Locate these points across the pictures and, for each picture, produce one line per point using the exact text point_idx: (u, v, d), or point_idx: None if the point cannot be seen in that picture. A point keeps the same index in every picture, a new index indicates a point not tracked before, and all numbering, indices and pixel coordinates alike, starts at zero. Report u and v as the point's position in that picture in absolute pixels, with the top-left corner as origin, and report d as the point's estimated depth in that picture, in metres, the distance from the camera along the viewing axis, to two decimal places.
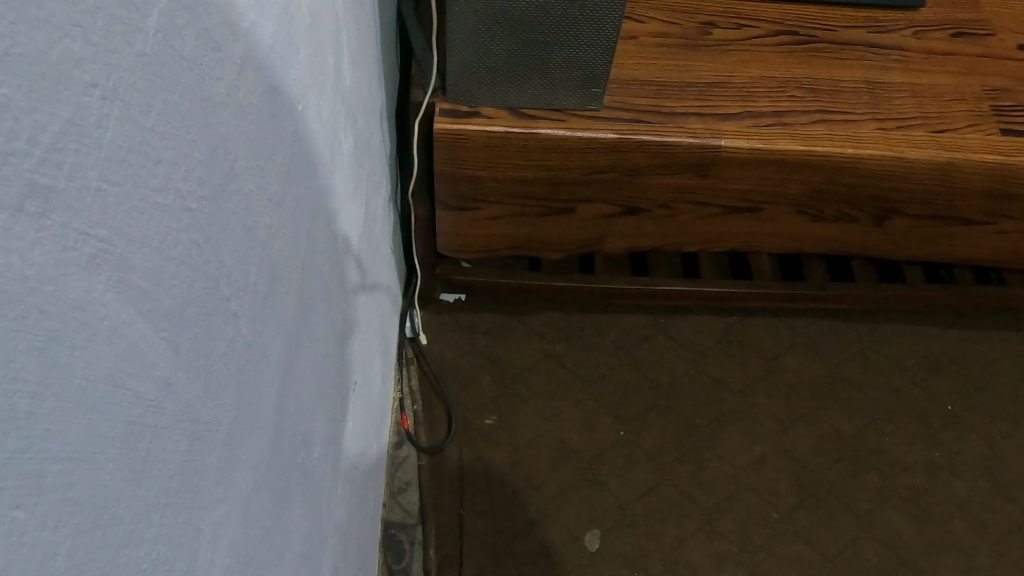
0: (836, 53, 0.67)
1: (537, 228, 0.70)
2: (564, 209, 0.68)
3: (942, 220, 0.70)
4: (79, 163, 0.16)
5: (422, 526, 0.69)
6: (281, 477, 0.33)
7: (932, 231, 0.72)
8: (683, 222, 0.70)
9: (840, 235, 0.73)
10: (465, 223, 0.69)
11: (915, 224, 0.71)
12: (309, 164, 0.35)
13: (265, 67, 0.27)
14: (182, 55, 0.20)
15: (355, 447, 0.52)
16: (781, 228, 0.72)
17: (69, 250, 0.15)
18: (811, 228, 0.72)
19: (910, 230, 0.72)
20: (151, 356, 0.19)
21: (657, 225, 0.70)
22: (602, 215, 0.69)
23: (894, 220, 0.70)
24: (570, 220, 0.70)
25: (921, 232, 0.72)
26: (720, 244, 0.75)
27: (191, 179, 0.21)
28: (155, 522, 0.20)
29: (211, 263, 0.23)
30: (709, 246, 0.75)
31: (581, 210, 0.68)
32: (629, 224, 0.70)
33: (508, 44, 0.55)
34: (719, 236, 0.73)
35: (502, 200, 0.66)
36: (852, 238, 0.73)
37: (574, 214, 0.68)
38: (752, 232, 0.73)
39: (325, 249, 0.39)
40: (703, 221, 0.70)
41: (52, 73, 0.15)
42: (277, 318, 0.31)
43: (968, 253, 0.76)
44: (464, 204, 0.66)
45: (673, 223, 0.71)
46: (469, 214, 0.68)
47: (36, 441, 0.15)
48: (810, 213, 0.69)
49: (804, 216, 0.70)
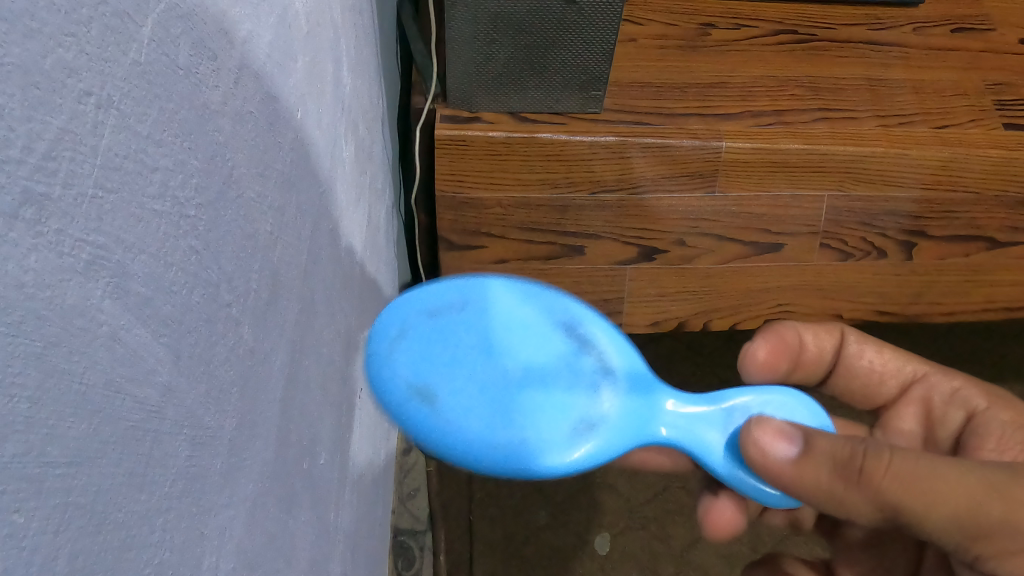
0: (835, 51, 0.67)
1: (548, 277, 0.68)
2: (574, 249, 0.66)
3: (970, 241, 0.68)
4: (73, 171, 0.16)
5: (433, 533, 0.73)
6: (286, 483, 0.33)
7: (963, 263, 0.69)
8: (702, 275, 0.69)
9: (872, 283, 0.70)
10: (472, 267, 0.67)
11: (944, 252, 0.68)
12: (312, 174, 0.35)
13: (262, 76, 0.28)
14: (177, 64, 0.20)
15: (363, 453, 0.52)
16: (810, 280, 0.70)
17: (65, 256, 0.16)
18: (840, 272, 0.69)
19: (940, 264, 0.69)
20: (152, 362, 0.20)
21: (677, 277, 0.69)
22: (615, 260, 0.67)
23: (923, 248, 0.68)
24: (581, 267, 0.67)
25: (952, 265, 0.69)
26: (748, 311, 0.72)
27: (188, 189, 0.21)
28: (158, 527, 0.20)
29: (211, 271, 0.23)
30: (738, 317, 0.72)
31: (592, 252, 0.66)
32: (649, 274, 0.68)
33: (508, 49, 0.55)
34: (745, 296, 0.71)
35: (508, 233, 0.65)
36: (884, 284, 0.70)
37: (585, 255, 0.67)
38: (779, 291, 0.70)
39: (329, 258, 0.40)
40: (724, 273, 0.68)
41: (45, 81, 0.15)
42: (281, 326, 0.31)
43: (1011, 302, 0.73)
44: (467, 238, 0.65)
45: (693, 275, 0.69)
46: (474, 255, 0.66)
47: (35, 445, 0.15)
48: (835, 249, 0.67)
49: (832, 257, 0.68)
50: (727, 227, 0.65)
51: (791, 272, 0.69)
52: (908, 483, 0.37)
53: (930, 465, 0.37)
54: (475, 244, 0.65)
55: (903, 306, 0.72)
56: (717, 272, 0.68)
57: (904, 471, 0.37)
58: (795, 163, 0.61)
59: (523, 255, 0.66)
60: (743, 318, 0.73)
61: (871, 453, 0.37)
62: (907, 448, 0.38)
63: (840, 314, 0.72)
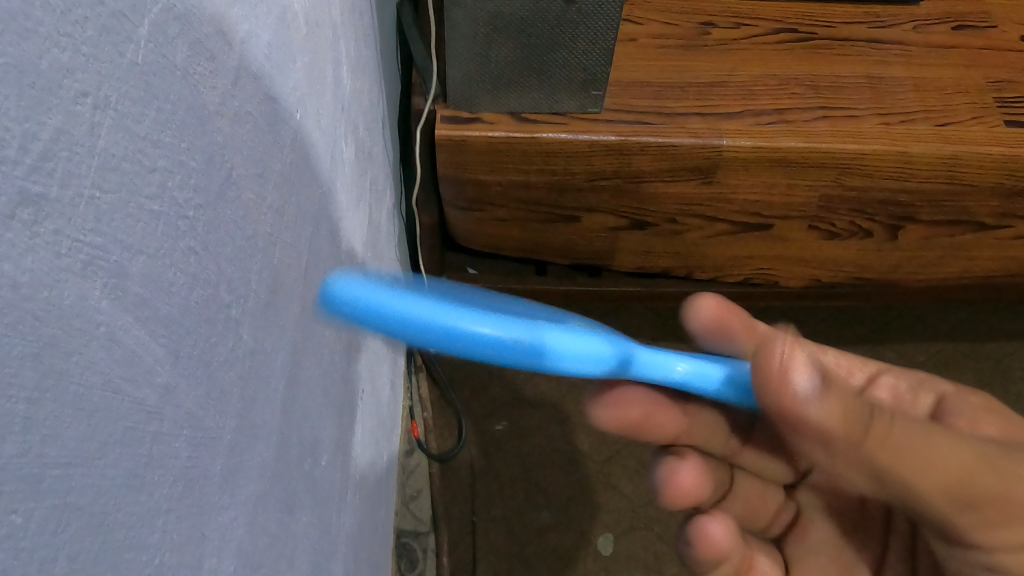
0: (836, 49, 0.67)
1: (547, 237, 0.71)
2: (570, 218, 0.68)
3: (958, 225, 0.68)
4: (70, 172, 0.16)
5: (434, 534, 0.74)
6: (287, 483, 0.33)
7: (947, 242, 0.71)
8: (694, 240, 0.70)
9: (855, 254, 0.72)
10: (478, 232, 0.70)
11: (931, 233, 0.69)
12: (312, 175, 0.36)
13: (261, 76, 0.28)
14: (175, 64, 0.20)
15: (365, 454, 0.52)
16: (793, 252, 0.72)
17: (62, 257, 0.16)
18: (826, 246, 0.70)
19: (924, 240, 0.70)
20: (151, 362, 0.20)
21: (667, 243, 0.71)
22: (609, 227, 0.69)
23: (909, 229, 0.69)
24: (578, 230, 0.70)
25: (936, 243, 0.71)
26: (732, 267, 0.75)
27: (187, 189, 0.21)
28: (158, 527, 0.20)
29: (211, 271, 0.23)
30: (722, 271, 0.75)
31: (588, 221, 0.68)
32: (638, 240, 0.70)
33: (507, 49, 0.55)
34: (731, 259, 0.73)
35: (508, 206, 0.66)
36: (865, 257, 0.72)
37: (581, 224, 0.68)
38: (765, 257, 0.72)
39: (330, 259, 0.40)
40: (714, 240, 0.70)
41: (42, 83, 0.15)
42: (281, 326, 0.31)
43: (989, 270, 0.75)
44: (470, 207, 0.67)
45: (684, 240, 0.70)
46: (478, 220, 0.68)
47: (33, 446, 0.15)
48: (822, 229, 0.68)
49: (818, 234, 0.69)
50: (721, 211, 0.66)
51: (780, 243, 0.70)
52: (903, 453, 0.39)
53: (925, 439, 0.39)
54: (478, 212, 0.67)
55: (882, 273, 0.75)
56: (707, 240, 0.70)
57: (909, 442, 0.38)
58: (796, 161, 0.60)
59: (523, 221, 0.68)
60: (726, 273, 0.76)
61: (877, 422, 0.39)
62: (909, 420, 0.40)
63: (818, 279, 0.75)
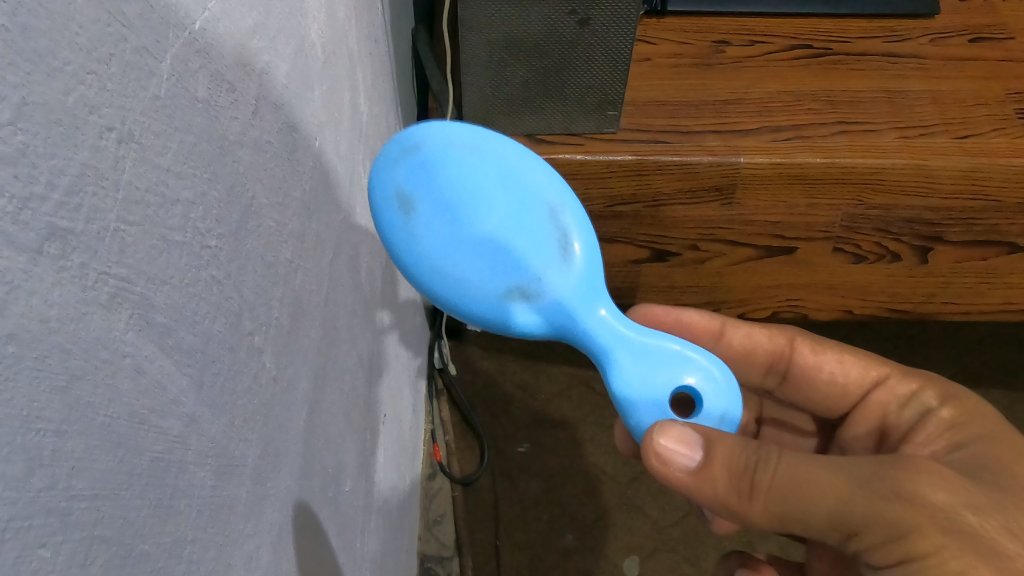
0: (852, 65, 0.66)
1: None
2: None
3: (990, 247, 0.68)
4: (96, 205, 0.16)
5: (458, 558, 0.73)
6: (311, 511, 0.33)
7: (981, 267, 0.69)
8: (716, 270, 0.70)
9: (884, 283, 0.71)
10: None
11: (961, 256, 0.68)
12: (332, 196, 0.36)
13: (282, 106, 0.28)
14: (196, 97, 0.21)
15: (387, 478, 0.52)
16: (820, 279, 0.70)
17: (88, 290, 0.16)
18: (852, 272, 0.69)
19: (955, 267, 0.69)
20: (176, 394, 0.20)
21: (689, 274, 0.71)
22: (632, 261, 0.69)
23: (938, 252, 0.68)
24: (598, 266, 0.69)
25: (968, 267, 0.69)
26: (759, 301, 0.74)
27: (209, 219, 0.22)
28: (185, 557, 0.20)
29: (233, 300, 0.23)
30: (749, 306, 0.74)
31: (609, 252, 0.68)
32: (661, 272, 0.70)
33: (523, 73, 0.56)
34: (756, 289, 0.72)
35: None
36: (897, 284, 0.71)
37: (603, 256, 0.68)
38: (791, 286, 0.72)
39: (351, 284, 0.40)
40: (737, 269, 0.70)
41: (68, 119, 0.15)
42: (303, 353, 0.31)
43: None
44: None
45: (706, 270, 0.70)
46: None
47: (61, 479, 0.15)
48: (848, 252, 0.67)
49: (845, 257, 0.68)
50: (742, 233, 0.66)
51: (805, 270, 0.70)
52: (793, 499, 0.34)
53: (807, 479, 0.34)
54: None
55: (917, 303, 0.73)
56: (730, 269, 0.70)
57: (794, 469, 0.34)
58: (814, 176, 0.60)
59: None
60: (753, 308, 0.75)
61: (759, 465, 0.34)
62: (789, 458, 0.34)
63: (849, 309, 0.74)
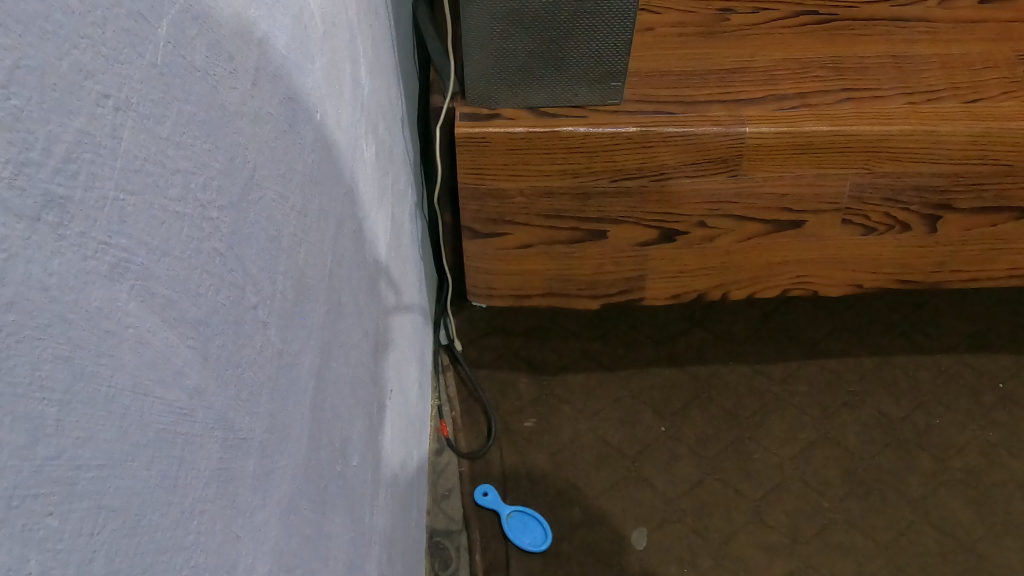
0: (857, 30, 0.65)
1: (572, 259, 0.69)
2: (596, 231, 0.66)
3: (1000, 214, 0.66)
4: (93, 173, 0.16)
5: (467, 531, 0.71)
6: (319, 484, 0.33)
7: (991, 233, 0.68)
8: (723, 248, 0.68)
9: (894, 254, 0.69)
10: (495, 254, 0.69)
11: (971, 223, 0.67)
12: (333, 171, 0.35)
13: (281, 77, 0.28)
14: (194, 65, 0.20)
15: (394, 455, 0.52)
16: (830, 252, 0.69)
17: (90, 258, 0.16)
18: (861, 244, 0.68)
19: (966, 235, 0.68)
20: (180, 365, 0.20)
21: (696, 256, 0.69)
22: (637, 242, 0.67)
23: (948, 219, 0.66)
24: (603, 248, 0.68)
25: (978, 235, 0.68)
26: (767, 282, 0.72)
27: (211, 191, 0.21)
28: (193, 529, 0.20)
29: (237, 273, 0.23)
30: (756, 288, 0.72)
31: (614, 235, 0.67)
32: (668, 255, 0.69)
33: (525, 44, 0.55)
34: (766, 268, 0.70)
35: (530, 220, 0.65)
36: (907, 255, 0.69)
37: (607, 239, 0.67)
38: (801, 262, 0.70)
39: (355, 255, 0.40)
40: (744, 247, 0.68)
41: (62, 84, 0.15)
42: (308, 327, 0.31)
43: None
44: (491, 228, 0.66)
45: (713, 249, 0.68)
46: (499, 242, 0.68)
47: (67, 448, 0.15)
48: (856, 224, 0.66)
49: (853, 230, 0.67)
50: (748, 208, 0.64)
51: (813, 245, 0.68)
52: None
53: None
54: (499, 232, 0.67)
55: (928, 274, 0.71)
56: (739, 247, 0.68)
57: None
58: (821, 146, 0.60)
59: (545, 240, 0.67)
60: (762, 289, 0.73)
61: None
62: None
63: (859, 284, 0.72)
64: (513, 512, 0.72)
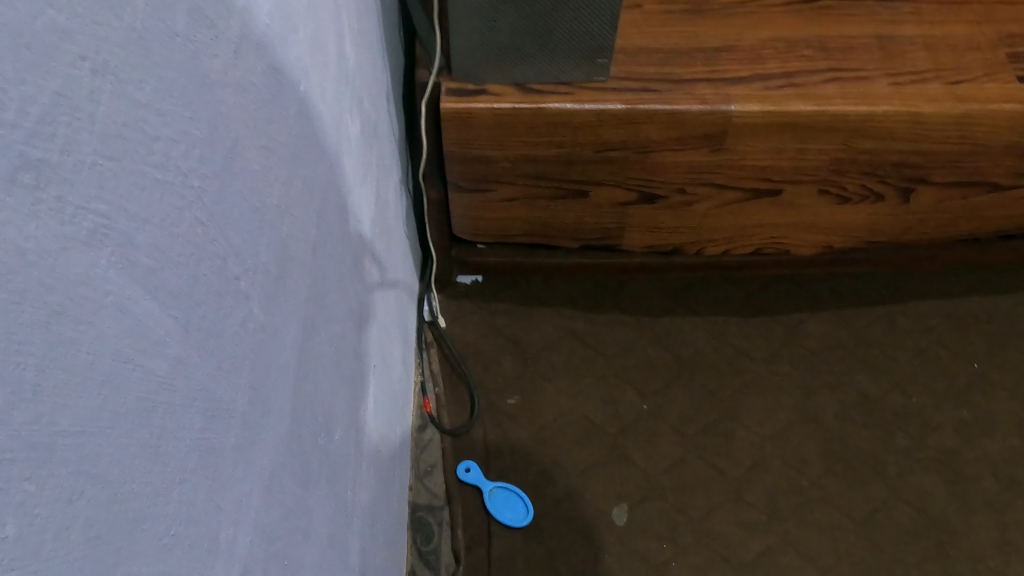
0: (844, 10, 0.65)
1: (553, 212, 0.71)
2: (578, 193, 0.68)
3: (970, 187, 0.69)
4: (71, 137, 0.15)
5: (449, 507, 0.71)
6: (301, 458, 0.33)
7: (959, 203, 0.71)
8: (701, 212, 0.70)
9: (866, 219, 0.72)
10: (481, 207, 0.70)
11: (943, 195, 0.69)
12: (315, 144, 0.35)
13: (264, 47, 0.27)
14: (174, 31, 0.20)
15: (377, 429, 0.52)
16: (803, 217, 0.71)
17: (67, 224, 0.15)
18: (837, 211, 0.70)
19: (937, 205, 0.70)
20: (162, 334, 0.20)
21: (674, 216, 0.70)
22: (618, 203, 0.69)
23: (921, 192, 0.69)
24: (585, 206, 0.69)
25: (947, 204, 0.71)
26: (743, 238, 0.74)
27: (192, 159, 0.21)
28: (174, 498, 0.20)
29: (219, 243, 0.23)
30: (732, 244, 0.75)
31: (597, 195, 0.68)
32: (647, 214, 0.70)
33: (511, 18, 0.55)
34: (742, 229, 0.73)
35: (516, 181, 0.66)
36: (877, 221, 0.72)
37: (588, 198, 0.68)
38: (775, 225, 0.72)
39: (339, 230, 0.40)
40: (723, 210, 0.70)
41: (37, 45, 0.14)
42: (291, 300, 0.31)
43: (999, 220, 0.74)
44: (478, 185, 0.67)
45: (693, 212, 0.70)
46: (483, 197, 0.69)
47: (45, 414, 0.15)
48: (834, 194, 0.68)
49: (828, 199, 0.68)
50: (729, 177, 0.65)
51: (789, 210, 0.70)
52: None
53: None
54: (486, 189, 0.67)
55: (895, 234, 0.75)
56: (717, 209, 0.70)
57: None
58: (805, 125, 0.60)
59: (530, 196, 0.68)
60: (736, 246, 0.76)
61: None
62: None
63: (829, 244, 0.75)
64: (495, 488, 0.72)
